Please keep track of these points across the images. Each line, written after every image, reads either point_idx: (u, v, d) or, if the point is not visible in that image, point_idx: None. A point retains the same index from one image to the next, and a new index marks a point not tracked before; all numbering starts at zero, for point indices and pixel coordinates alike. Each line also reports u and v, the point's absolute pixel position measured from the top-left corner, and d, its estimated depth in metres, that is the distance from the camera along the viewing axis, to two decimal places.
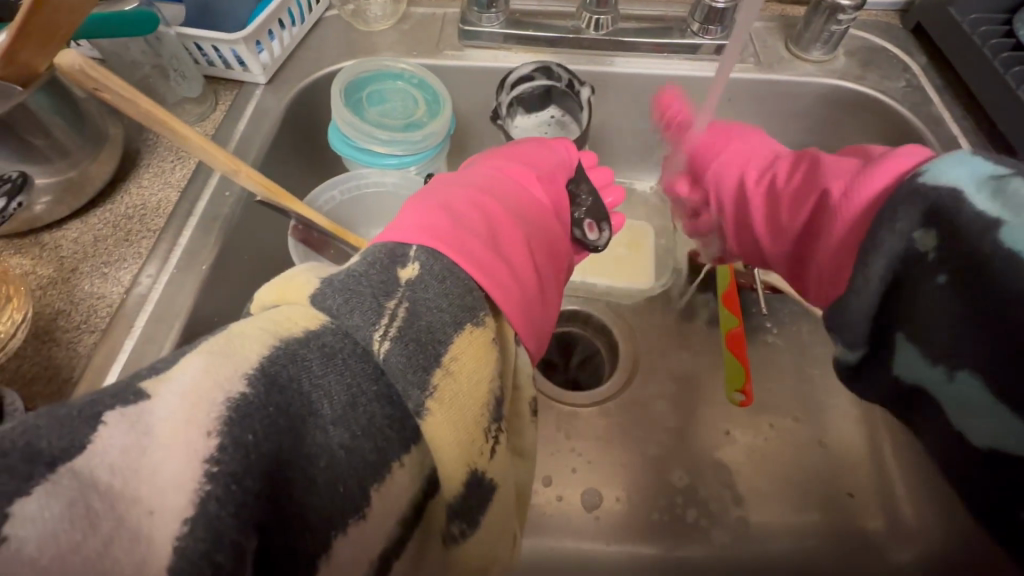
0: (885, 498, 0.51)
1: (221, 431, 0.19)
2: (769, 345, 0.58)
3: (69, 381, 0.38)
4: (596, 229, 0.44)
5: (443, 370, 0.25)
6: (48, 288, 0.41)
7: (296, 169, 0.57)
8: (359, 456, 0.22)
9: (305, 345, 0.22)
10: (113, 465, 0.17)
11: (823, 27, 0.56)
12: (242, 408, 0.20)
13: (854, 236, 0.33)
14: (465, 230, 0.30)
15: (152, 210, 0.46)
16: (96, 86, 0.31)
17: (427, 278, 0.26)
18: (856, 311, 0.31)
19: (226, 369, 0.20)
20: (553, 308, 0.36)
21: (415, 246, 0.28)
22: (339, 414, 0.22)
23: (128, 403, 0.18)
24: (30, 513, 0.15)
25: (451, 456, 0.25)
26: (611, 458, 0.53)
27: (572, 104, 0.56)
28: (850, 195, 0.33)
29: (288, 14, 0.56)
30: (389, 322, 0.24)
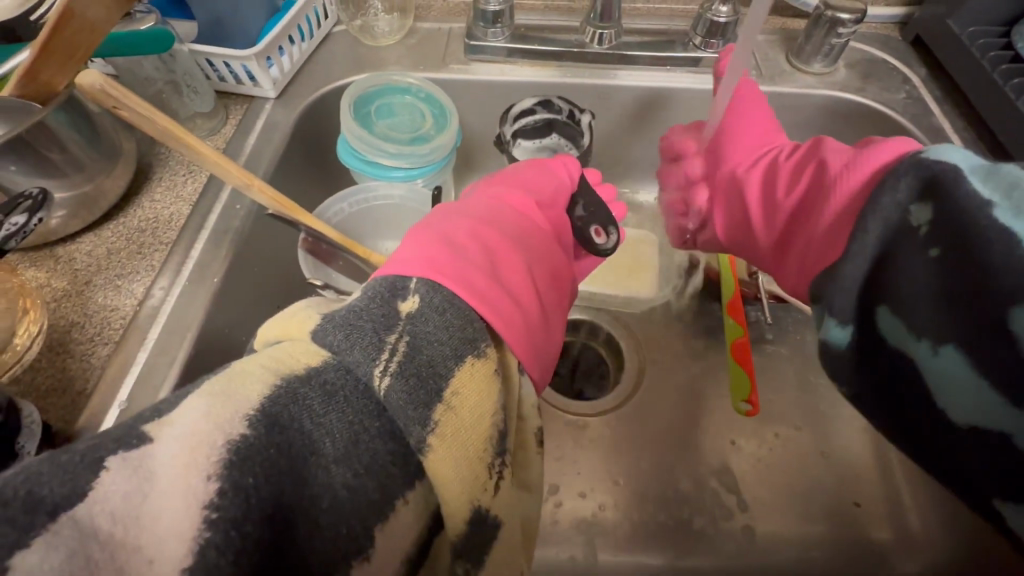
0: (891, 508, 0.51)
1: (219, 476, 0.19)
2: (773, 356, 0.58)
3: (82, 393, 0.38)
4: (604, 234, 0.46)
5: (445, 405, 0.25)
6: (62, 301, 0.42)
7: (306, 181, 0.58)
8: (363, 496, 0.23)
9: (306, 384, 0.23)
10: (114, 513, 0.18)
11: (824, 39, 0.56)
12: (242, 451, 0.20)
13: (845, 210, 0.32)
14: (462, 260, 0.31)
15: (164, 223, 0.47)
16: (115, 104, 0.32)
17: (427, 310, 0.27)
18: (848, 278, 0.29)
19: (227, 412, 0.21)
20: (555, 332, 0.36)
21: (416, 278, 0.28)
22: (341, 453, 0.22)
23: (132, 447, 0.19)
24: (31, 563, 0.16)
25: (454, 493, 0.25)
26: (617, 467, 0.53)
27: (574, 135, 0.58)
28: (842, 176, 0.33)
29: (297, 31, 0.57)
30: (390, 357, 0.25)
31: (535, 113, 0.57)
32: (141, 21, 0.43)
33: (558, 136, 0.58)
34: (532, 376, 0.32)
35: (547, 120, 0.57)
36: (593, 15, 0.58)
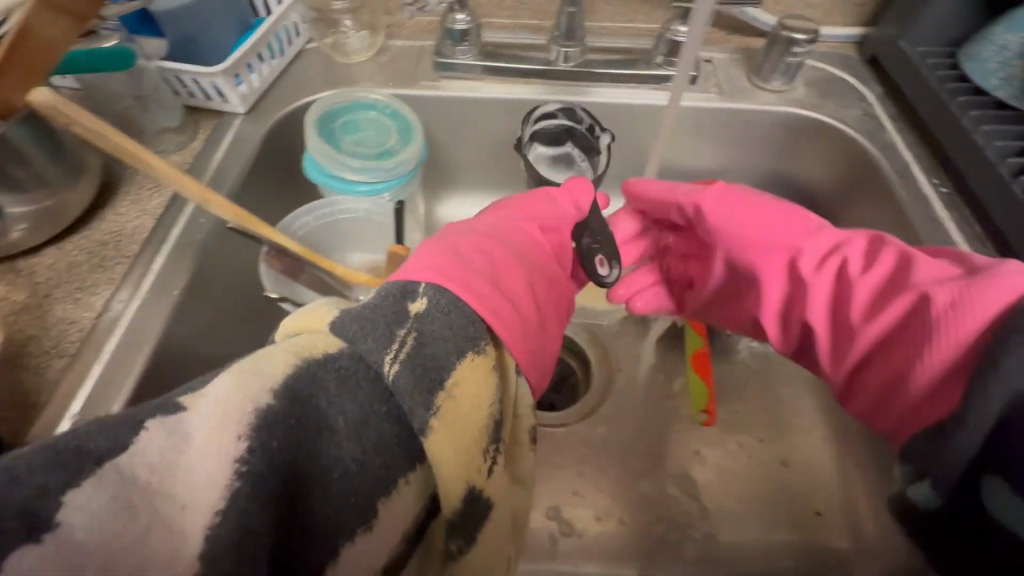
0: (851, 516, 0.51)
1: (248, 436, 0.21)
2: (737, 366, 0.59)
3: (35, 405, 0.38)
4: (607, 266, 0.47)
5: (445, 393, 0.26)
6: (20, 314, 0.42)
7: (273, 195, 0.58)
8: (369, 471, 0.24)
9: (323, 367, 0.24)
10: (152, 464, 0.20)
11: (781, 58, 0.58)
12: (267, 418, 0.22)
13: (960, 361, 0.31)
14: (467, 267, 0.31)
15: (127, 237, 0.47)
16: (70, 122, 0.33)
17: (434, 311, 0.27)
18: (957, 447, 0.29)
19: (255, 385, 0.23)
20: (554, 339, 0.35)
21: (424, 283, 0.28)
22: (352, 431, 0.24)
23: (168, 413, 0.21)
24: (79, 503, 0.19)
25: (451, 474, 0.26)
26: (582, 478, 0.53)
27: (590, 146, 0.57)
28: (949, 315, 0.31)
29: (268, 48, 0.58)
30: (399, 347, 0.25)
31: (557, 119, 0.57)
32: (105, 39, 0.44)
33: (574, 145, 0.58)
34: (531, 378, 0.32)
35: (567, 127, 0.57)
36: (558, 34, 0.59)
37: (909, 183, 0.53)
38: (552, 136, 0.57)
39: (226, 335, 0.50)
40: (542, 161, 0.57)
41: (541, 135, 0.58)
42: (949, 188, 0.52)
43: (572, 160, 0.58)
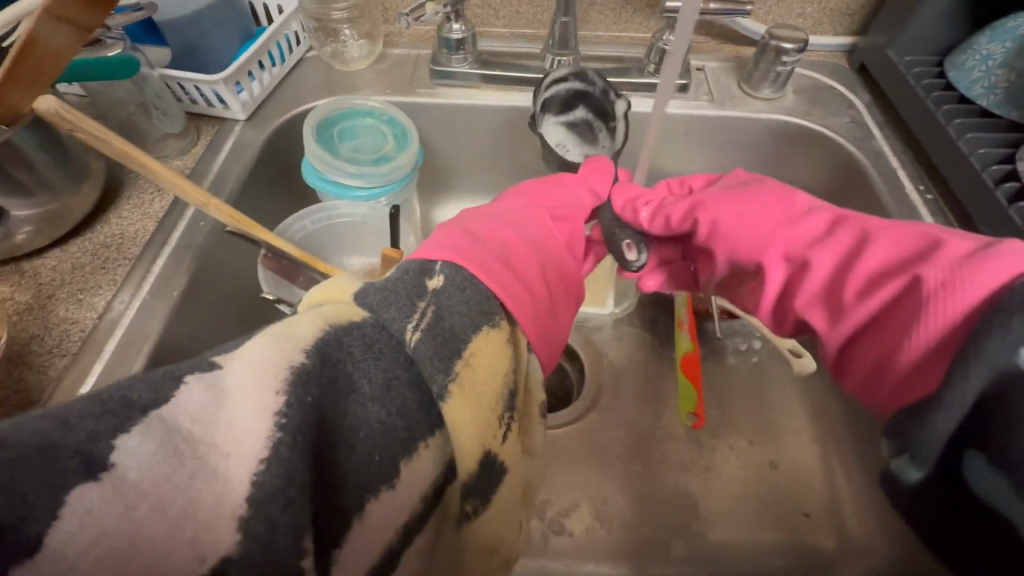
0: (839, 518, 0.52)
1: (286, 390, 0.21)
2: (728, 369, 0.60)
3: (37, 403, 0.39)
4: (635, 250, 0.45)
5: (463, 362, 0.26)
6: (24, 314, 0.43)
7: (273, 199, 0.60)
8: (392, 434, 0.23)
9: (348, 334, 0.24)
10: (192, 414, 0.20)
11: (770, 67, 0.59)
12: (302, 374, 0.22)
13: (949, 341, 0.26)
14: (481, 247, 0.31)
15: (129, 239, 0.49)
16: (71, 127, 0.34)
17: (451, 286, 0.27)
18: (936, 433, 0.26)
19: (288, 345, 0.22)
20: (564, 322, 0.35)
21: (440, 261, 0.29)
22: (378, 393, 0.23)
23: (207, 371, 0.21)
24: (130, 447, 0.18)
25: (469, 442, 0.26)
26: (574, 478, 0.54)
27: (604, 111, 0.53)
28: (942, 289, 0.28)
29: (268, 57, 0.59)
30: (421, 316, 0.26)
31: (567, 82, 0.54)
32: (108, 49, 0.45)
33: (586, 112, 0.54)
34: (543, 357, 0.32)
35: (579, 91, 0.54)
36: (552, 43, 0.61)
37: (897, 189, 0.54)
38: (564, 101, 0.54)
39: (225, 335, 0.51)
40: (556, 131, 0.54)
41: (552, 101, 0.54)
42: (935, 195, 0.53)
43: (587, 127, 0.54)
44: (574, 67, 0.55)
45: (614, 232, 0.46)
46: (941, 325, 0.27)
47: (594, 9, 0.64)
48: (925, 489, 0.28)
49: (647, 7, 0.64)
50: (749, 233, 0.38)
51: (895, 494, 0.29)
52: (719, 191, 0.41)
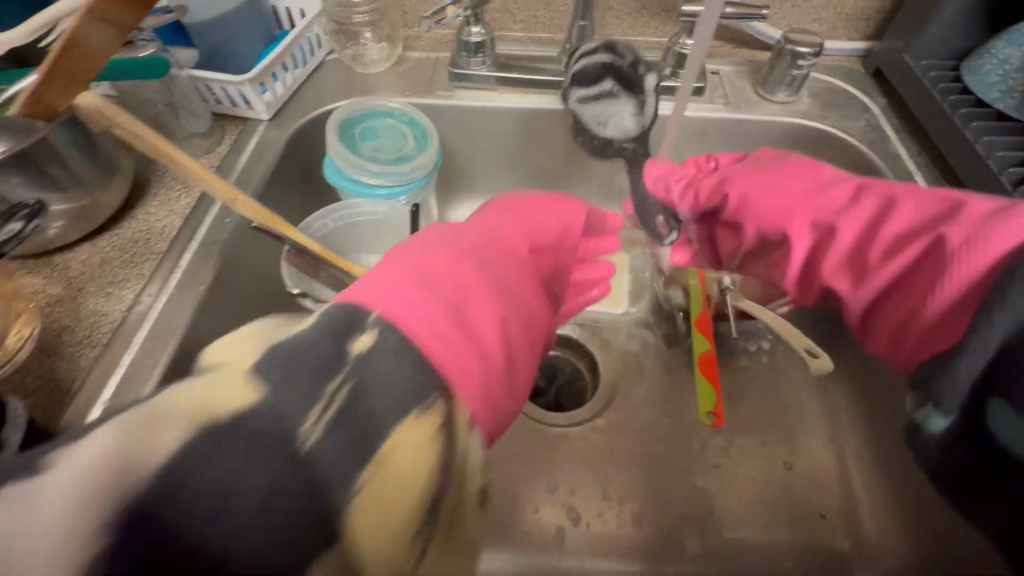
0: (856, 518, 0.52)
1: (108, 524, 0.18)
2: (743, 371, 0.60)
3: (68, 392, 0.41)
4: (666, 228, 0.53)
5: (375, 462, 0.24)
6: (55, 306, 0.45)
7: (294, 197, 0.61)
8: (262, 563, 0.20)
9: (220, 435, 0.21)
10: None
11: (786, 71, 0.60)
12: (136, 502, 0.19)
13: (970, 292, 0.31)
14: (429, 296, 0.30)
15: (156, 235, 0.50)
16: (110, 123, 0.35)
17: (379, 352, 0.26)
18: (960, 377, 0.30)
19: (130, 457, 0.19)
20: (515, 387, 0.33)
21: (376, 313, 0.27)
22: (251, 514, 0.20)
23: (31, 478, 0.19)
24: None
25: (375, 552, 0.24)
26: (590, 475, 0.54)
27: (632, 81, 0.53)
28: (965, 247, 0.32)
29: (291, 59, 0.61)
30: (327, 405, 0.23)
31: (596, 56, 0.55)
32: (141, 48, 0.47)
33: (614, 81, 0.53)
34: (486, 431, 0.30)
35: (608, 62, 0.54)
36: (570, 46, 0.61)
37: None
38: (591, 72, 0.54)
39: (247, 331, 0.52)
40: (583, 101, 0.54)
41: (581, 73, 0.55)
42: None
43: (614, 96, 0.53)
44: (605, 43, 0.55)
45: (648, 205, 0.53)
46: (963, 278, 0.32)
47: (611, 14, 0.65)
48: (947, 438, 0.32)
49: (663, 11, 0.65)
50: (782, 204, 0.42)
51: (922, 446, 0.34)
52: (749, 168, 0.46)
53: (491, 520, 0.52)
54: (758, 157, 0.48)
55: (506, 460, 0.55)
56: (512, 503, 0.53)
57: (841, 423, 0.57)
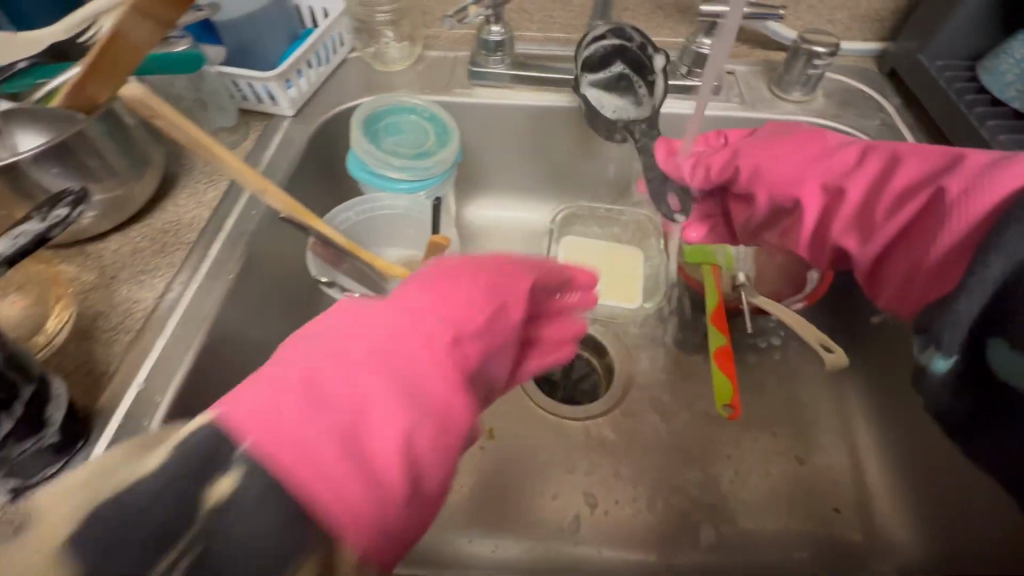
0: (870, 513, 0.52)
1: None
2: (757, 366, 0.60)
3: (103, 375, 0.42)
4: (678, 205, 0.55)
5: None
6: (90, 293, 0.46)
7: (316, 192, 0.62)
8: None
9: None
10: None
11: (801, 71, 0.61)
12: None
13: (969, 238, 0.33)
14: (319, 412, 0.24)
15: (185, 226, 0.51)
16: (151, 114, 0.36)
17: (238, 504, 0.21)
18: (962, 316, 0.31)
19: None
20: (433, 499, 0.27)
21: (244, 442, 0.22)
22: None
23: None
24: None
25: None
26: (606, 467, 0.55)
27: (641, 65, 0.56)
28: (965, 195, 0.34)
29: (315, 56, 0.62)
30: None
31: (605, 41, 0.56)
32: (175, 44, 0.48)
33: (625, 64, 0.56)
34: (385, 563, 0.25)
35: (617, 47, 0.56)
36: None
37: None
38: (602, 58, 0.56)
39: (272, 320, 0.53)
40: (596, 88, 0.57)
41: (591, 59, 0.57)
42: None
43: (627, 80, 0.57)
44: (612, 23, 0.56)
45: (661, 190, 0.55)
46: (965, 223, 0.33)
47: (628, 14, 0.66)
48: (949, 377, 0.33)
49: (679, 12, 0.66)
50: (794, 175, 0.45)
51: (926, 387, 0.34)
52: (760, 142, 0.49)
53: (507, 509, 0.53)
54: (769, 128, 0.51)
55: (522, 452, 0.56)
56: (527, 493, 0.54)
57: (855, 418, 0.57)
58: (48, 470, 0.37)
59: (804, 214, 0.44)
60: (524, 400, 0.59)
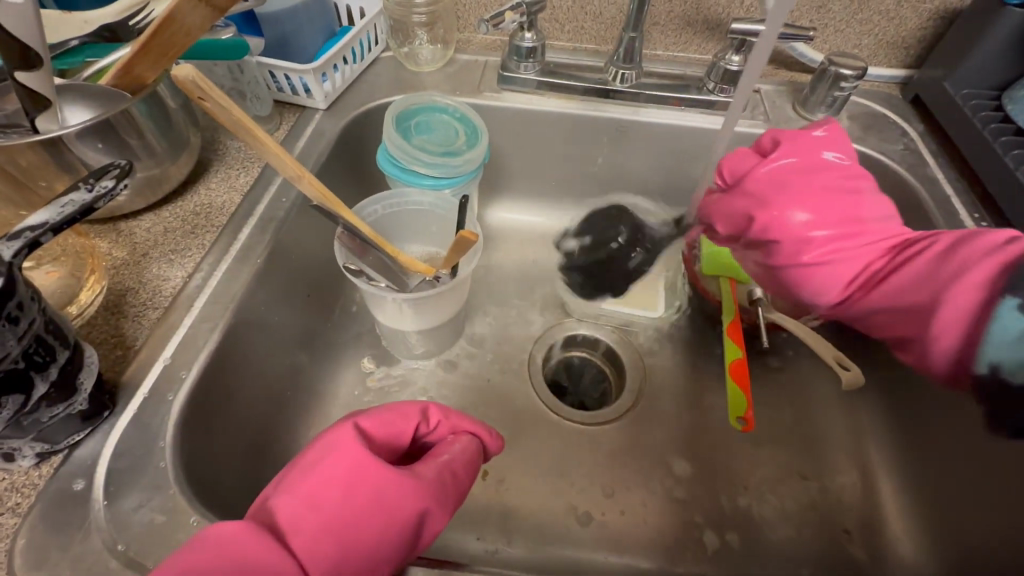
0: (879, 535, 0.52)
1: None
2: (769, 382, 0.61)
3: (132, 348, 0.43)
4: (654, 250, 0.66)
5: None
6: (121, 268, 0.47)
7: (344, 184, 0.63)
8: None
9: None
10: None
11: (827, 92, 0.62)
12: None
13: (954, 360, 0.39)
14: None
15: (216, 209, 0.52)
16: (201, 96, 0.37)
17: None
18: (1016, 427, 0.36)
19: None
20: None
21: None
22: None
23: None
24: None
25: None
26: (615, 473, 0.55)
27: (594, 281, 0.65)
28: (932, 323, 0.39)
29: (351, 53, 0.63)
30: None
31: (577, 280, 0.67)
32: (222, 31, 0.50)
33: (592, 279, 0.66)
34: None
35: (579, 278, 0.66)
36: (617, 57, 0.63)
37: (950, 214, 0.55)
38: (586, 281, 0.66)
39: (295, 306, 0.54)
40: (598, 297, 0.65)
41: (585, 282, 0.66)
42: (990, 223, 0.54)
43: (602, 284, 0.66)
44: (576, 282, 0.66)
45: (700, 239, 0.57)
46: (944, 352, 0.39)
47: (656, 29, 0.68)
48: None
49: (707, 30, 0.67)
50: (797, 277, 0.48)
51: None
52: (756, 236, 0.48)
53: (514, 510, 0.53)
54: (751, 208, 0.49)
55: (531, 452, 0.56)
56: (534, 494, 0.54)
57: (867, 437, 0.57)
58: (74, 437, 0.38)
59: (817, 305, 0.49)
60: (535, 401, 0.59)
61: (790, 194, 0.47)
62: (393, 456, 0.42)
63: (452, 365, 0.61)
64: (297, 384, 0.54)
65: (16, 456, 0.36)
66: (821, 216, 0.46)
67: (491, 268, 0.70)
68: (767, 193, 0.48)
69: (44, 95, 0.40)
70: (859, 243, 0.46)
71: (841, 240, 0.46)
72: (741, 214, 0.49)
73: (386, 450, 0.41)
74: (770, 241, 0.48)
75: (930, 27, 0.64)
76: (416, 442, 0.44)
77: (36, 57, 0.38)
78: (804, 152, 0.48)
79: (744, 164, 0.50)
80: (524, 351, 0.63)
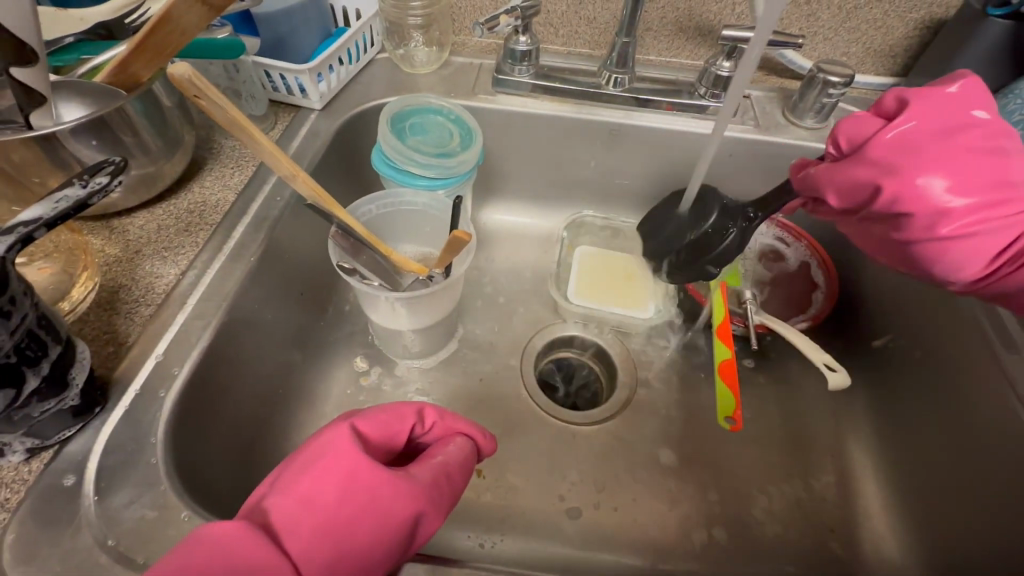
0: (863, 534, 0.53)
1: None
2: (758, 383, 0.62)
3: (124, 344, 0.43)
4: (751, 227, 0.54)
5: None
6: (114, 265, 0.47)
7: (338, 183, 0.63)
8: None
9: None
10: None
11: (817, 98, 0.62)
12: None
13: None
14: None
15: (210, 207, 0.52)
16: (198, 93, 0.37)
17: None
18: None
19: None
20: None
21: None
22: None
23: None
24: None
25: None
26: (605, 472, 0.55)
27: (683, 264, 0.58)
28: None
29: (347, 54, 0.64)
30: None
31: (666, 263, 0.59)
32: (218, 30, 0.51)
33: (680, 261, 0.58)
34: None
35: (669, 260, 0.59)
36: (610, 61, 0.64)
37: None
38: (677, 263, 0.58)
39: (288, 304, 0.54)
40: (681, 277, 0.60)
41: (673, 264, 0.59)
42: None
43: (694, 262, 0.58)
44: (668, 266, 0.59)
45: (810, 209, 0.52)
46: None
47: (649, 35, 0.69)
48: None
49: (699, 36, 0.68)
50: (936, 249, 0.43)
51: None
52: (893, 199, 0.43)
53: (504, 509, 0.53)
54: (883, 172, 0.44)
55: (523, 450, 0.56)
56: (525, 492, 0.54)
57: (853, 438, 0.58)
58: (65, 433, 0.37)
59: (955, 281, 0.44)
60: (526, 401, 0.60)
61: (926, 160, 0.42)
62: (388, 456, 0.42)
63: (444, 365, 0.62)
64: (289, 382, 0.55)
65: (6, 451, 0.36)
66: (961, 182, 0.42)
67: (484, 269, 0.70)
68: (896, 160, 0.44)
69: (38, 91, 0.40)
70: (1011, 211, 0.41)
71: (988, 208, 0.41)
72: (864, 183, 0.45)
73: (382, 451, 0.41)
74: (901, 213, 0.44)
75: (916, 37, 0.65)
76: (412, 443, 0.45)
77: (32, 54, 0.38)
78: (936, 116, 0.44)
79: (866, 130, 0.47)
80: (516, 352, 0.64)
